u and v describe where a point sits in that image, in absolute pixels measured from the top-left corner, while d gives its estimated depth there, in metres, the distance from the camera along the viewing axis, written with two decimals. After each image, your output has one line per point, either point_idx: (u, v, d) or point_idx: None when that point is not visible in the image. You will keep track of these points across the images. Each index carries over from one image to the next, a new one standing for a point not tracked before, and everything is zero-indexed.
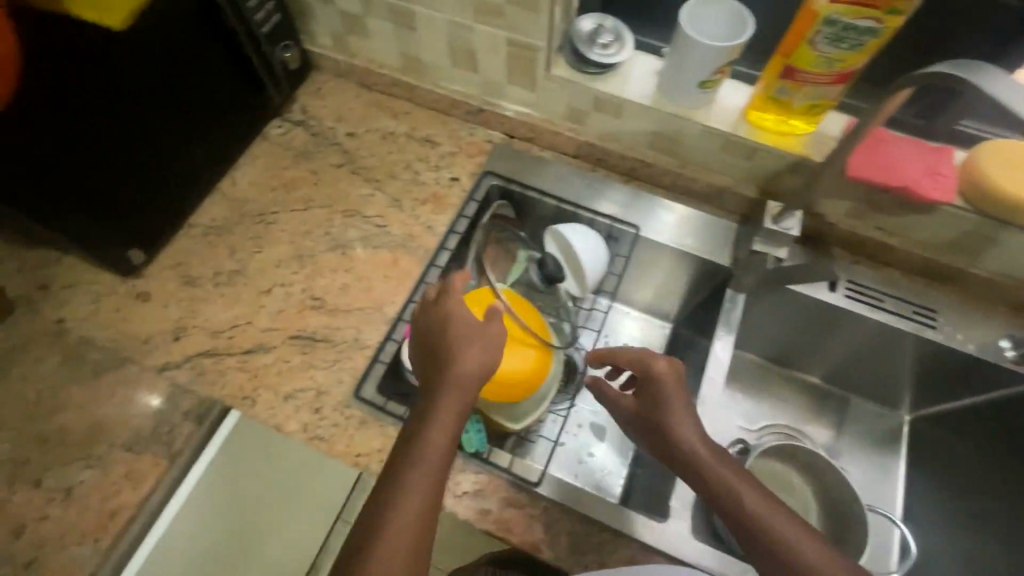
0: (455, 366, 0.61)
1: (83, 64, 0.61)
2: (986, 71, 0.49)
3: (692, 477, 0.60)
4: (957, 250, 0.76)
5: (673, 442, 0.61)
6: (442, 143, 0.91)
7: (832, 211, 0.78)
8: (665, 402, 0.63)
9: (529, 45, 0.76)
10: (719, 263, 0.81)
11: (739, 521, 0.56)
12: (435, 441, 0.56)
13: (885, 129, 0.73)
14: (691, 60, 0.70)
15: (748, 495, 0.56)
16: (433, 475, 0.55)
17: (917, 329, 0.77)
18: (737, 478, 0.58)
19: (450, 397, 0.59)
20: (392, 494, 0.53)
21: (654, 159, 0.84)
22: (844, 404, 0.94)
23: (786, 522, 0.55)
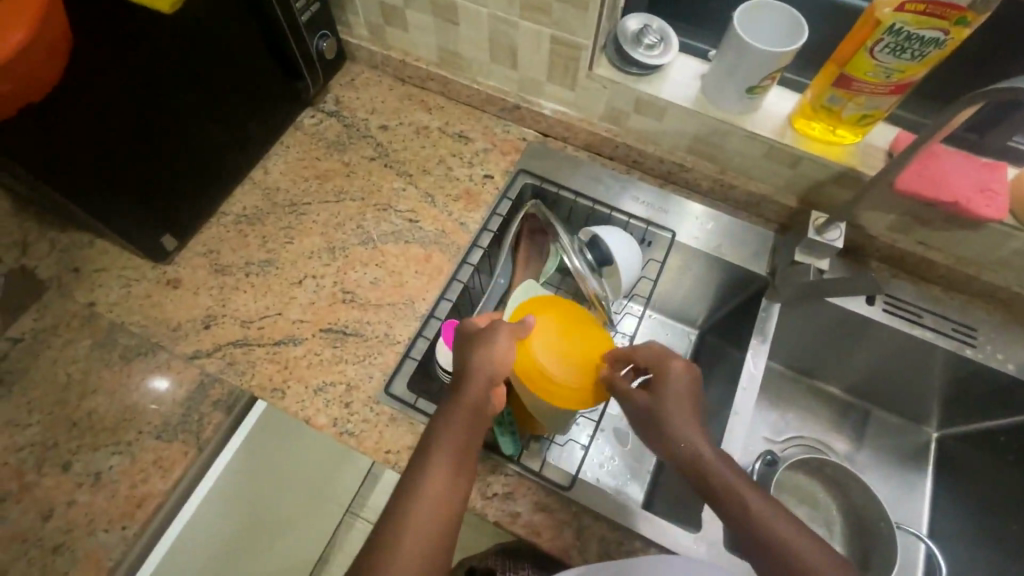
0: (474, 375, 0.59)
1: (109, 57, 0.59)
2: None
3: (694, 480, 0.57)
4: (1001, 269, 0.74)
5: (678, 447, 0.58)
6: (476, 140, 0.90)
7: (874, 223, 0.76)
8: (682, 402, 0.59)
9: (573, 44, 0.75)
10: (756, 272, 0.80)
11: (747, 533, 0.54)
12: (446, 457, 0.55)
13: (938, 143, 0.72)
14: (740, 67, 0.69)
15: (759, 506, 0.54)
16: (449, 476, 0.54)
17: (956, 347, 0.75)
18: (746, 487, 0.55)
19: (462, 397, 0.58)
20: (402, 509, 0.52)
21: (692, 164, 0.83)
22: (868, 418, 0.92)
23: (800, 535, 0.52)
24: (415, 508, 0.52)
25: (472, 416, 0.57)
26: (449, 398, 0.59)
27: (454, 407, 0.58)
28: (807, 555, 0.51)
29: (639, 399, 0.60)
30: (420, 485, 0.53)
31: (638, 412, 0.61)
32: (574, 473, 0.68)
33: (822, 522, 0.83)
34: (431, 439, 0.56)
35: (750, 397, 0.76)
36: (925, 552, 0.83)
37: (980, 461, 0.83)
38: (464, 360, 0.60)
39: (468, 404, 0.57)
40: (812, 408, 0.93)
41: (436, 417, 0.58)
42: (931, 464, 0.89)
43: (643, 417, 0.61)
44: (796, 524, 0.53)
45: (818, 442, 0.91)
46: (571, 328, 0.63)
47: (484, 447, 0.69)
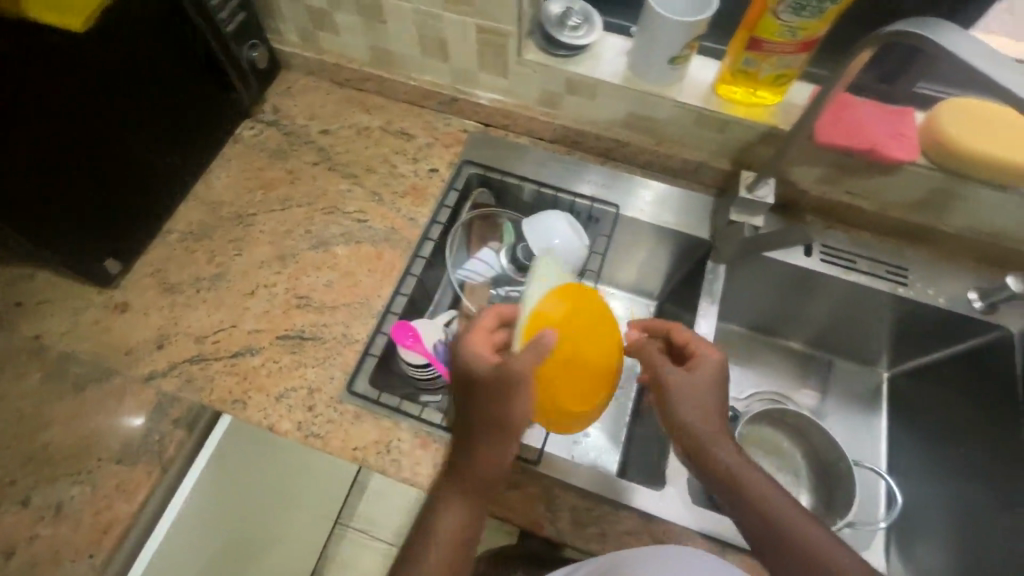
0: (500, 411, 0.57)
1: (29, 81, 0.58)
2: (947, 30, 0.49)
3: (712, 469, 0.59)
4: (925, 209, 0.78)
5: (703, 436, 0.60)
6: (418, 135, 0.91)
7: (803, 177, 0.80)
8: (707, 384, 0.63)
9: (498, 30, 0.77)
10: (699, 236, 0.83)
11: (743, 509, 0.57)
12: (467, 488, 0.58)
13: (847, 93, 0.75)
14: (658, 39, 0.71)
15: (761, 486, 0.57)
16: (470, 504, 0.58)
17: (890, 288, 0.79)
18: (752, 469, 0.58)
19: (483, 433, 0.58)
20: (424, 534, 0.57)
21: (629, 139, 0.85)
22: (828, 366, 0.96)
23: (797, 517, 0.55)
24: (434, 548, 0.56)
25: (498, 450, 0.58)
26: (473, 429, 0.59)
27: (478, 441, 0.58)
28: (803, 533, 0.54)
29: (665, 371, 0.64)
30: (438, 523, 0.57)
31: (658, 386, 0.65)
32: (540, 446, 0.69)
33: (789, 469, 0.86)
34: (453, 471, 0.59)
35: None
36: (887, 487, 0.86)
37: (933, 396, 0.86)
38: (482, 394, 0.58)
39: (489, 445, 0.58)
40: (772, 363, 0.96)
41: (460, 447, 0.60)
42: (885, 402, 0.93)
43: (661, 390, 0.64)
44: (797, 505, 0.56)
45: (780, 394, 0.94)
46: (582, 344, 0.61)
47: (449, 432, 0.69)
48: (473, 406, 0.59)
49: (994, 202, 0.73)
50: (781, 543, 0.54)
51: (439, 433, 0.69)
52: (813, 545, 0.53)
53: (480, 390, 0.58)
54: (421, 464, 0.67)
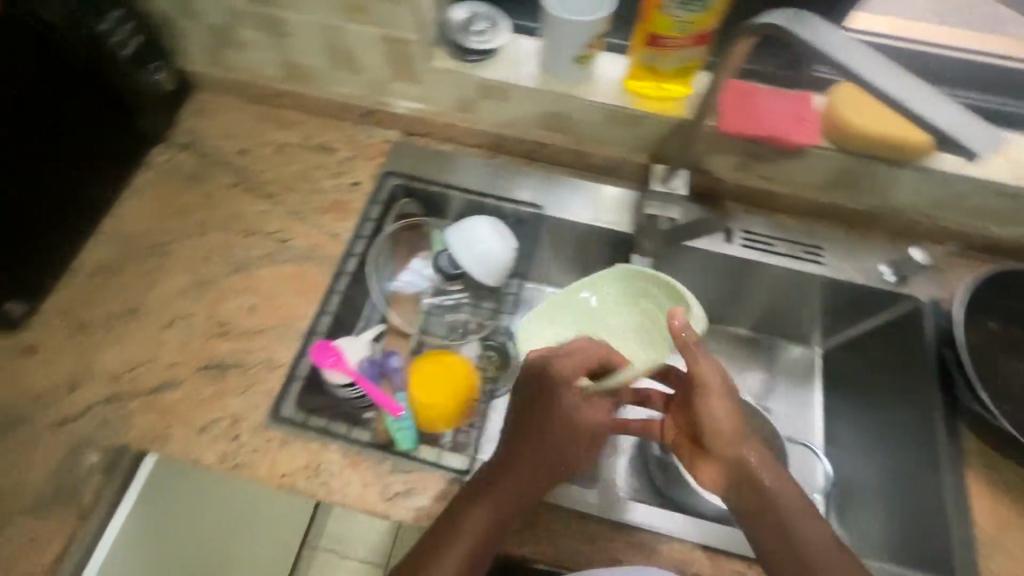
0: (563, 429, 0.61)
1: None
2: (807, 23, 0.50)
3: (742, 483, 0.60)
4: (836, 189, 0.80)
5: (740, 452, 0.60)
6: (339, 149, 0.90)
7: (719, 167, 0.82)
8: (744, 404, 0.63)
9: (404, 39, 0.76)
10: (623, 230, 0.82)
11: (773, 527, 0.58)
12: (501, 499, 0.59)
13: (743, 81, 0.77)
14: (561, 39, 0.72)
15: (791, 502, 0.59)
16: (500, 515, 0.59)
17: (810, 267, 0.80)
18: (786, 483, 0.60)
19: (534, 446, 0.61)
20: (446, 533, 0.58)
21: (548, 139, 0.85)
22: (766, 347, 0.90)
23: (815, 531, 0.58)
24: (456, 542, 0.57)
25: (545, 466, 0.61)
26: (525, 442, 0.61)
27: (526, 453, 0.61)
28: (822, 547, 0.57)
29: (716, 399, 0.60)
30: (465, 522, 0.58)
31: (702, 413, 0.61)
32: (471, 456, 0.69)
33: None
34: (493, 478, 0.60)
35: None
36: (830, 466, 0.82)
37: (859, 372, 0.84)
38: (546, 410, 0.62)
39: (546, 461, 0.61)
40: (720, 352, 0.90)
41: (503, 457, 0.61)
42: (820, 381, 0.88)
43: (707, 416, 0.61)
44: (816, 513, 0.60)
45: None
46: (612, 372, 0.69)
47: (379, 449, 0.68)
48: (541, 417, 0.62)
49: (896, 177, 0.76)
50: (794, 556, 0.57)
51: (370, 452, 0.67)
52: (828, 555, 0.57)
53: (557, 404, 0.62)
54: (352, 483, 0.66)
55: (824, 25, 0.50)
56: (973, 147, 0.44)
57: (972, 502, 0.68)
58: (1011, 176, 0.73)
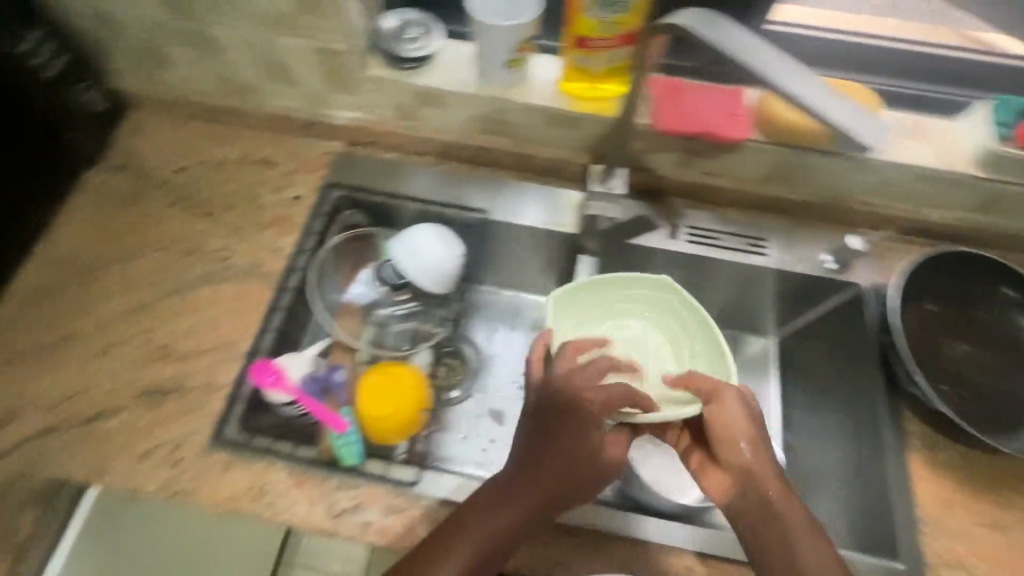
0: (585, 453, 0.60)
1: None
2: (712, 24, 0.51)
3: (749, 497, 0.60)
4: (776, 181, 0.81)
5: (751, 467, 0.60)
6: (280, 163, 0.88)
7: (660, 164, 0.82)
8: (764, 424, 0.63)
9: (334, 50, 0.76)
10: (565, 231, 0.81)
11: (775, 543, 0.58)
12: (508, 516, 0.58)
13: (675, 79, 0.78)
14: (490, 44, 0.72)
15: (797, 523, 0.58)
16: (505, 531, 0.58)
17: (752, 259, 0.81)
18: (793, 503, 0.59)
19: (550, 469, 0.59)
20: (448, 539, 0.58)
21: (490, 144, 0.85)
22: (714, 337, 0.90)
23: (819, 550, 0.57)
24: (458, 553, 0.57)
25: (557, 491, 0.59)
26: (539, 463, 0.59)
27: (538, 475, 0.59)
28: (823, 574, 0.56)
29: (731, 412, 0.62)
30: (469, 531, 0.58)
31: (715, 424, 0.62)
32: (417, 467, 0.68)
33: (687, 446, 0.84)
34: (502, 493, 0.59)
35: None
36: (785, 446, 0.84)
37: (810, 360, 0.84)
38: (567, 434, 0.60)
39: (562, 488, 0.59)
40: None
41: (515, 474, 0.60)
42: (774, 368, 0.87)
43: (719, 427, 0.62)
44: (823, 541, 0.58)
45: None
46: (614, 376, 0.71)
47: (324, 467, 0.67)
48: (558, 436, 0.60)
49: (829, 167, 0.77)
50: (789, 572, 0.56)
51: (315, 469, 0.66)
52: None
53: (575, 429, 0.60)
54: (297, 502, 0.65)
55: (727, 26, 0.51)
56: (866, 140, 0.47)
57: (915, 481, 0.68)
58: (938, 162, 0.74)
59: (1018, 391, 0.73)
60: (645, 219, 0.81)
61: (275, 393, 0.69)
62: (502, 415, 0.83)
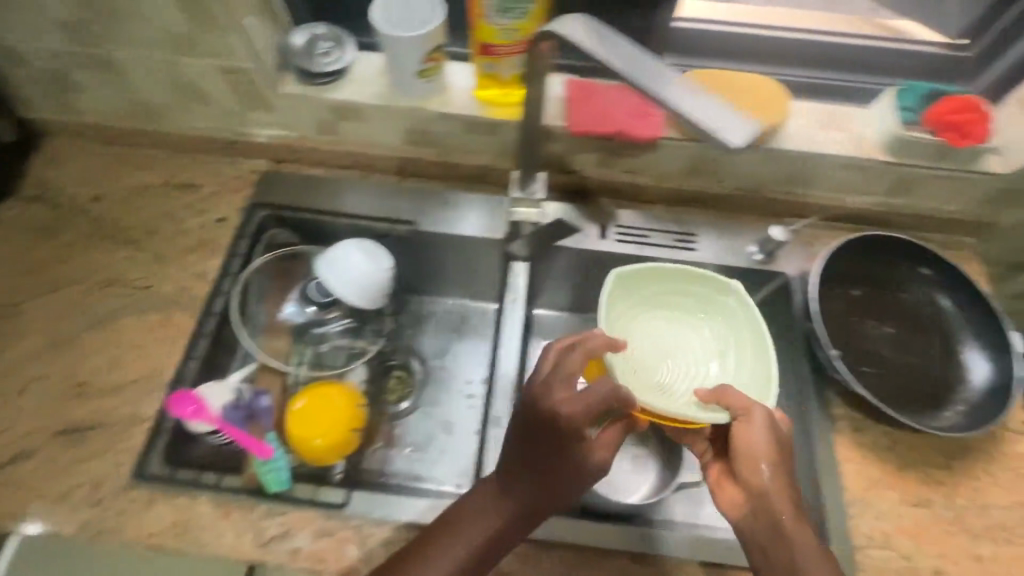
0: (576, 460, 0.57)
1: None
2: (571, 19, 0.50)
3: (764, 522, 0.58)
4: (699, 176, 0.82)
5: (771, 493, 0.58)
6: (203, 185, 0.86)
7: (585, 164, 0.82)
8: (788, 448, 0.61)
9: (242, 68, 0.74)
10: (492, 237, 0.81)
11: (782, 568, 0.56)
12: (497, 517, 0.59)
13: (590, 81, 0.79)
14: (397, 55, 0.71)
15: (807, 548, 0.56)
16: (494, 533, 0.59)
17: (681, 254, 0.81)
18: (804, 527, 0.57)
19: (543, 474, 0.58)
20: (438, 536, 0.59)
21: (415, 154, 0.84)
22: None
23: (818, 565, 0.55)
24: (447, 552, 0.58)
25: (546, 496, 0.58)
26: (532, 469, 0.58)
27: (530, 480, 0.58)
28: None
29: (757, 434, 0.60)
30: (461, 531, 0.59)
31: (737, 440, 0.61)
32: (346, 488, 0.67)
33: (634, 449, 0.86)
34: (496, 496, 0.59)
35: (513, 349, 0.78)
36: None
37: None
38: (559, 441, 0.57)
39: (553, 491, 0.58)
40: None
41: (509, 478, 0.59)
42: None
43: (742, 447, 0.60)
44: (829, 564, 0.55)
45: None
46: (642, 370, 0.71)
47: (250, 495, 0.65)
48: (550, 445, 0.57)
49: (747, 159, 0.78)
50: None
51: (241, 498, 0.65)
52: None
53: (554, 439, 0.57)
54: (223, 533, 0.64)
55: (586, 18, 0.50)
56: (727, 139, 0.43)
57: (843, 464, 0.70)
58: (851, 149, 0.76)
59: (937, 368, 0.74)
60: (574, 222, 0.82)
61: (196, 424, 0.68)
62: (448, 426, 0.82)
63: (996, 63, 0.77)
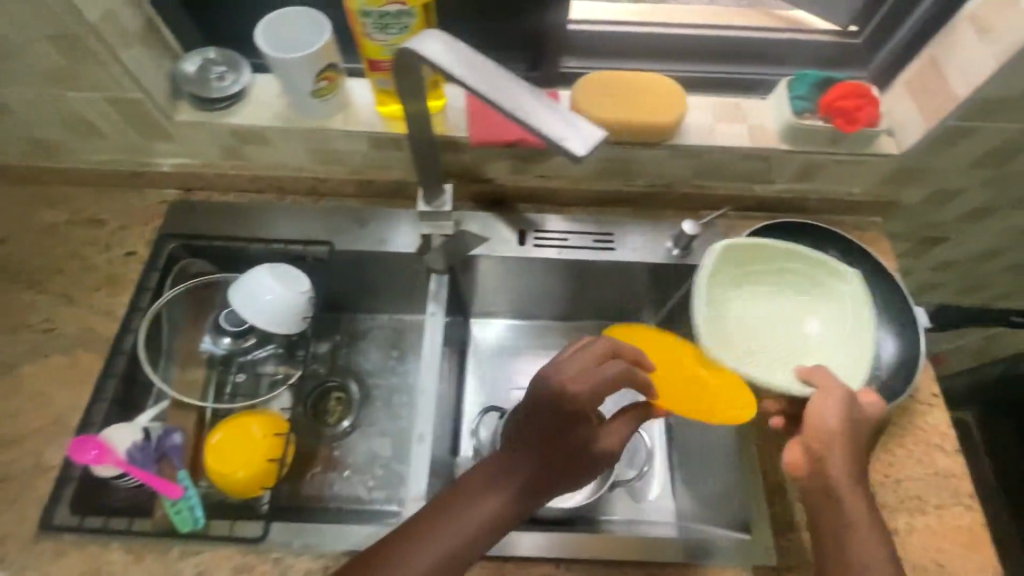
0: (584, 440, 0.58)
1: None
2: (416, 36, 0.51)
3: (827, 497, 0.58)
4: (610, 176, 0.82)
5: (837, 469, 0.58)
6: (110, 219, 0.83)
7: (497, 172, 0.82)
8: (865, 427, 0.60)
9: (131, 99, 0.72)
10: (405, 251, 0.81)
11: (831, 534, 0.57)
12: (499, 492, 0.56)
13: None
14: (287, 77, 0.70)
15: (861, 518, 0.56)
16: (495, 511, 0.56)
17: (600, 255, 0.82)
18: (859, 495, 0.57)
19: (549, 450, 0.57)
20: (434, 513, 0.56)
21: (326, 173, 0.83)
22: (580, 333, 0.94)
23: (870, 538, 0.55)
24: (445, 530, 0.54)
25: (548, 474, 0.57)
26: (538, 444, 0.57)
27: (534, 458, 0.57)
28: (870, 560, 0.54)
29: (831, 412, 0.59)
30: (460, 507, 0.56)
31: (807, 411, 0.61)
32: (262, 521, 0.65)
33: None
34: (499, 472, 0.57)
35: (433, 363, 0.76)
36: (663, 419, 0.89)
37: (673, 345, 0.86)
38: (569, 419, 0.57)
39: (561, 472, 0.57)
40: (553, 345, 0.94)
41: (516, 454, 0.58)
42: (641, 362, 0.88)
43: (812, 421, 0.60)
44: (878, 532, 0.56)
45: None
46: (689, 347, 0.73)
47: (164, 538, 0.63)
48: (560, 421, 0.57)
49: (655, 157, 0.79)
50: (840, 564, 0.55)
51: (153, 541, 0.63)
52: (872, 573, 0.54)
53: (560, 417, 0.57)
54: None
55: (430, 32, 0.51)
56: (573, 148, 0.44)
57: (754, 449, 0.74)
58: (751, 140, 0.77)
59: None
60: (491, 232, 0.83)
61: (102, 469, 0.64)
62: (387, 445, 0.84)
63: (881, 49, 0.79)
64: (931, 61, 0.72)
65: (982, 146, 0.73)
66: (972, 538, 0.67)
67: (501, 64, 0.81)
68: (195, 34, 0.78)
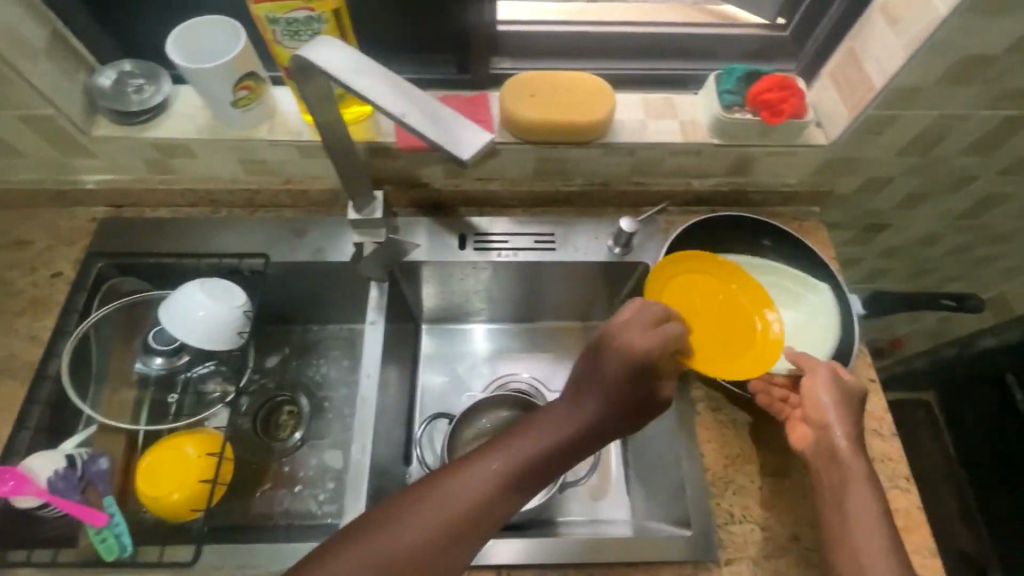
0: (635, 398, 0.59)
1: None
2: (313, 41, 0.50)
3: (827, 466, 0.62)
4: (547, 176, 0.82)
5: (834, 437, 0.62)
6: (35, 240, 0.81)
7: (434, 176, 0.81)
8: (855, 398, 0.65)
9: (43, 115, 0.70)
10: (342, 259, 0.80)
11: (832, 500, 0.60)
12: (523, 454, 0.55)
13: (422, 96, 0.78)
14: (204, 88, 0.68)
15: (859, 478, 0.60)
16: (512, 476, 0.54)
17: (541, 255, 0.81)
18: (858, 459, 0.61)
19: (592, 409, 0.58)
20: (447, 476, 0.53)
21: (258, 184, 0.82)
22: (530, 334, 0.93)
23: (872, 498, 0.59)
24: (462, 491, 0.52)
25: (581, 437, 0.57)
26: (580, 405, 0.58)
27: (567, 419, 0.57)
28: (869, 521, 0.57)
29: (819, 387, 0.65)
30: (477, 468, 0.53)
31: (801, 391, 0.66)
32: (193, 544, 0.63)
33: None
34: (523, 437, 0.56)
35: (374, 374, 0.74)
36: None
37: None
38: (620, 376, 0.58)
39: (600, 432, 0.58)
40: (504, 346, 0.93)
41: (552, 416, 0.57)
42: None
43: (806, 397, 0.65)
44: (873, 491, 0.59)
45: (499, 376, 0.90)
46: (714, 301, 0.76)
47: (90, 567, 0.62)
48: (611, 377, 0.58)
49: (588, 156, 0.79)
50: (848, 527, 0.58)
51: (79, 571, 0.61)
52: (870, 532, 0.57)
53: (625, 378, 0.58)
54: None
55: (327, 39, 0.50)
56: (462, 151, 0.43)
57: (704, 443, 0.73)
58: (682, 136, 0.78)
59: None
60: (430, 237, 0.82)
61: (23, 500, 0.62)
62: (338, 457, 0.82)
63: (807, 41, 0.80)
64: (850, 52, 0.73)
65: (906, 134, 0.74)
66: (909, 521, 0.68)
67: (431, 68, 0.80)
68: (110, 47, 0.76)
